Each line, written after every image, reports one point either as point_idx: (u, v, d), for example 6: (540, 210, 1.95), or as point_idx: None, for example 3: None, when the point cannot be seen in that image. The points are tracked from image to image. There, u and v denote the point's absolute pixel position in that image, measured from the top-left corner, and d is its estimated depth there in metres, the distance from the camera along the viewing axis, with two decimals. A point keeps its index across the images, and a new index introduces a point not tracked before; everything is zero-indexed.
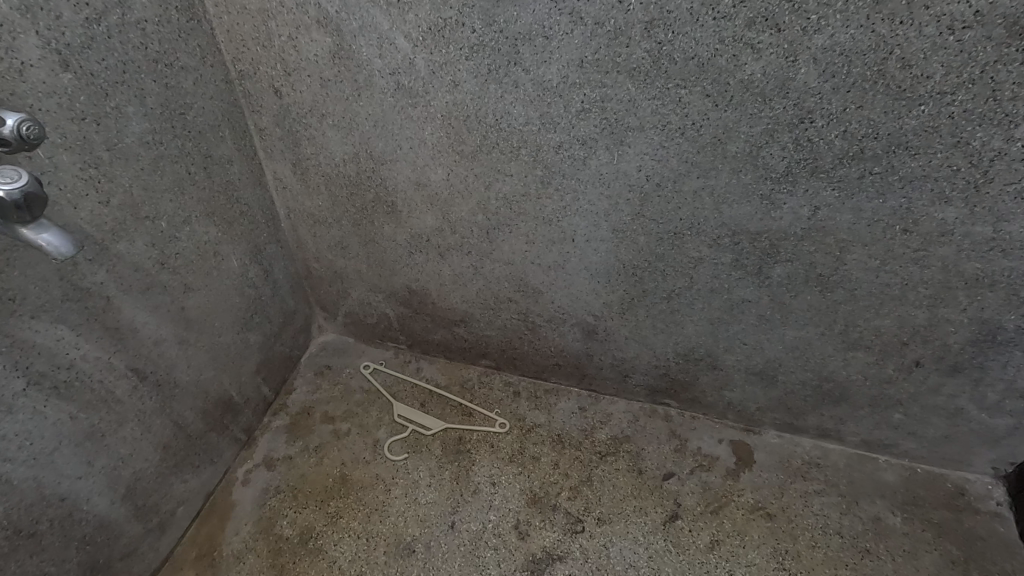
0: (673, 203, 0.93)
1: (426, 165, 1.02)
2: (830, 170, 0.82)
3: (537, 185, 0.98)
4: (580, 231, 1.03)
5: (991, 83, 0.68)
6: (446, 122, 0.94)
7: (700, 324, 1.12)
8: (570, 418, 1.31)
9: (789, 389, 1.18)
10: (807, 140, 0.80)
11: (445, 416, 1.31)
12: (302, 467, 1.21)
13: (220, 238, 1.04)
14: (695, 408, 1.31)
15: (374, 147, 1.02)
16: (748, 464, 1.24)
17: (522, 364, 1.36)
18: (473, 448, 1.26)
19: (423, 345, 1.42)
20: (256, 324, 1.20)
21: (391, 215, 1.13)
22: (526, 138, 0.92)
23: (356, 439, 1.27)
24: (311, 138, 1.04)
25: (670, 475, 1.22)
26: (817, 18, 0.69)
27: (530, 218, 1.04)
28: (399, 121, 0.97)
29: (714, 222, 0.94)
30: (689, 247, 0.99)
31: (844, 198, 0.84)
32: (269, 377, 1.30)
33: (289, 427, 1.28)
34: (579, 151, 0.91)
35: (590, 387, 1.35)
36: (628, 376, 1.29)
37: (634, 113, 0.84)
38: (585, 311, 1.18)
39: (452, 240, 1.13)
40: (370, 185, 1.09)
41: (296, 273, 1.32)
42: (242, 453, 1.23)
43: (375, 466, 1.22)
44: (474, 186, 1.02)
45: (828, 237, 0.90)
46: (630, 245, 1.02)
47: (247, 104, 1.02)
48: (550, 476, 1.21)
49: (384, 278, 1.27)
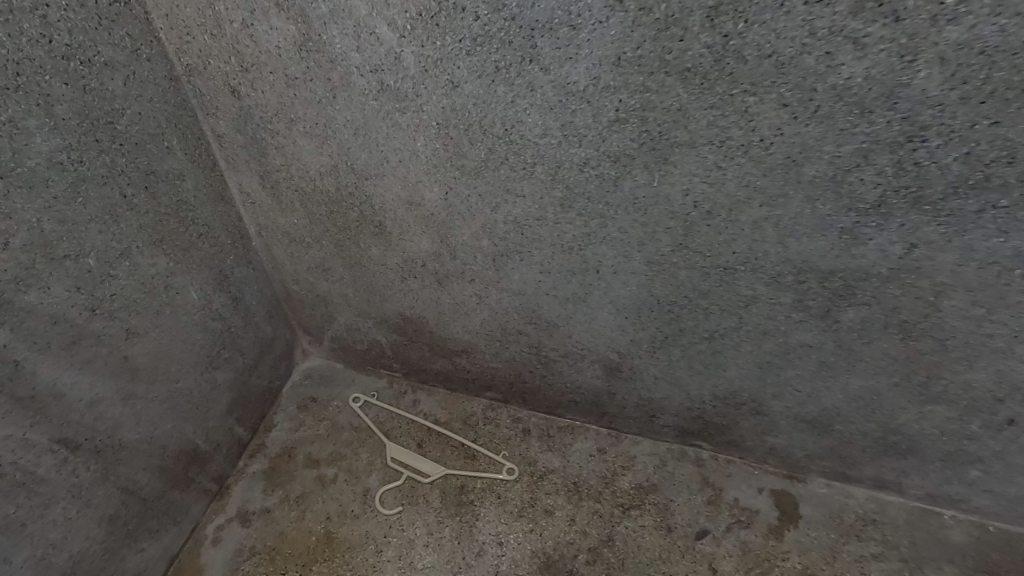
0: (725, 234, 0.75)
1: (419, 182, 0.83)
2: (938, 201, 0.63)
3: (555, 208, 0.80)
4: (605, 263, 0.85)
5: None
6: (442, 132, 0.75)
7: (745, 368, 0.94)
8: (588, 463, 1.15)
9: (844, 438, 1.01)
10: (913, 163, 0.61)
11: (446, 459, 1.15)
12: (280, 523, 1.06)
13: (173, 270, 0.86)
14: (731, 451, 1.14)
15: (355, 159, 0.83)
16: (794, 519, 1.08)
17: (533, 398, 1.19)
18: (477, 500, 1.10)
19: (421, 374, 1.25)
20: (225, 360, 1.04)
21: (379, 237, 0.95)
22: (543, 153, 0.73)
23: (343, 488, 1.11)
24: (278, 147, 0.86)
25: (703, 533, 1.06)
26: (954, 2, 0.49)
27: (545, 246, 0.86)
28: (383, 129, 0.78)
29: (776, 257, 0.75)
30: (741, 285, 0.81)
31: (952, 234, 0.66)
32: (244, 416, 1.14)
33: (268, 473, 1.13)
34: (609, 170, 0.72)
35: (610, 424, 1.18)
36: (654, 415, 1.12)
37: (684, 125, 0.65)
38: (607, 348, 1.00)
39: (451, 266, 0.95)
40: (352, 202, 0.90)
41: (273, 296, 1.15)
42: (213, 507, 1.07)
43: (364, 522, 1.07)
44: (478, 207, 0.84)
45: (922, 279, 0.71)
46: (666, 280, 0.84)
47: (200, 105, 0.84)
48: (565, 534, 1.05)
49: (373, 303, 1.10)
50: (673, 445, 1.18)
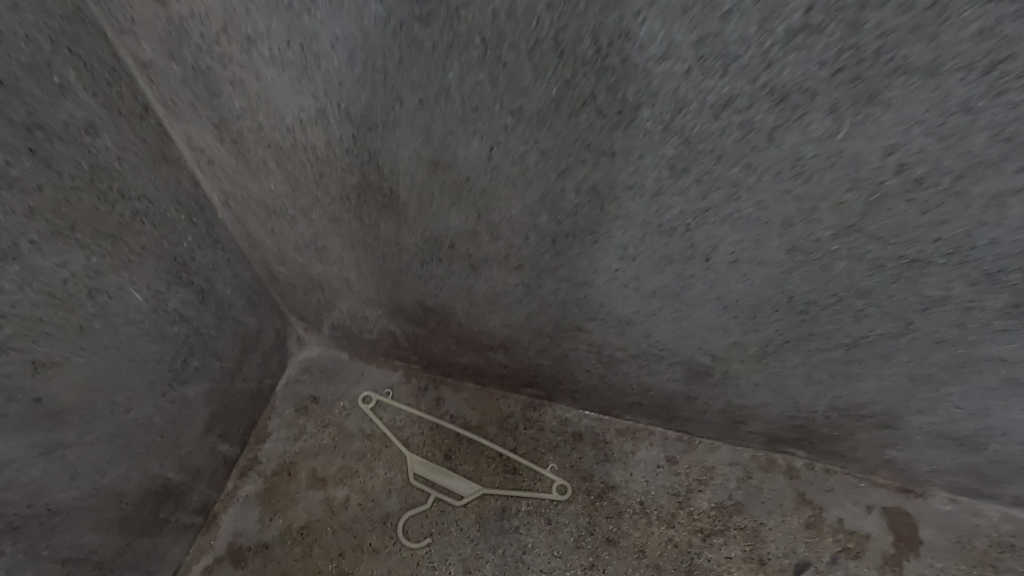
0: (934, 213, 0.48)
1: (449, 133, 0.56)
2: None
3: (660, 173, 0.53)
4: (716, 249, 0.59)
5: None
6: (491, 55, 0.47)
7: (888, 379, 0.70)
8: (654, 476, 0.94)
9: (998, 458, 0.78)
10: None
11: (479, 474, 0.94)
12: (282, 559, 0.87)
13: (101, 266, 0.60)
14: (832, 461, 0.92)
15: (350, 98, 0.55)
16: (914, 547, 0.87)
17: (586, 398, 0.96)
18: (522, 527, 0.90)
19: (444, 368, 1.01)
20: (198, 370, 0.80)
21: (390, 208, 0.68)
22: (657, 89, 0.45)
23: (356, 514, 0.91)
24: (234, 82, 0.58)
25: (804, 566, 0.86)
26: None
27: (633, 222, 0.59)
28: (395, 53, 0.50)
29: (1008, 247, 0.49)
30: (928, 282, 0.55)
31: None
32: (229, 429, 0.91)
33: (265, 496, 0.92)
34: (765, 115, 0.45)
35: (680, 428, 0.96)
36: (740, 421, 0.90)
37: (929, 38, 0.37)
38: (696, 350, 0.76)
39: (491, 248, 0.69)
40: (350, 161, 0.63)
41: (251, 279, 0.89)
42: (199, 543, 0.88)
43: (384, 557, 0.87)
44: (539, 170, 0.57)
45: None
46: (808, 273, 0.58)
47: (110, 17, 0.55)
48: (633, 570, 0.86)
49: (383, 288, 0.85)
50: (758, 451, 0.95)
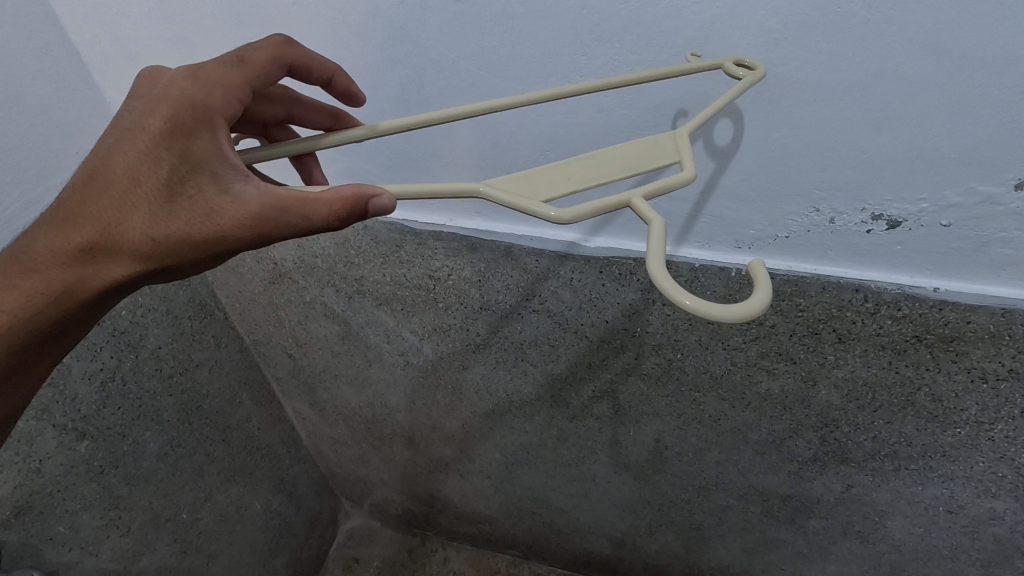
0: (693, 338, 0.71)
1: (378, 307, 0.87)
2: (871, 379, 0.67)
3: (482, 293, 0.78)
4: (851, 393, 0.69)
5: (951, 405, 0.64)
6: (401, 259, 0.79)
7: (770, 556, 1.04)
8: (587, 516, 1.15)
9: (820, 532, 0.93)
10: (831, 340, 0.65)
11: (654, 143, 0.48)
12: (135, 235, 0.46)
13: (191, 352, 0.93)
14: (711, 562, 1.13)
15: (854, 181, 0.53)
16: None
17: (535, 514, 1.21)
18: (383, 553, 1.43)
19: (413, 482, 1.27)
20: (34, 469, 0.73)
21: (346, 355, 0.99)
22: (483, 256, 0.74)
23: (188, 66, 0.48)
24: (781, 52, 0.48)
25: None
26: (833, 357, 0.66)
27: (853, 349, 0.65)
28: (1017, 179, 0.47)
29: (744, 354, 0.71)
30: (709, 367, 0.74)
31: (901, 403, 0.67)
32: (233, 438, 1.06)
33: (270, 494, 1.18)
34: (562, 271, 0.72)
35: (560, 535, 1.25)
36: (650, 517, 1.07)
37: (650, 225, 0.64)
38: (575, 454, 1.00)
39: (405, 385, 1.00)
40: (295, 308, 0.94)
41: (231, 289, 0.94)
42: (217, 551, 1.06)
43: (299, 222, 0.44)
44: (423, 308, 0.84)
45: (886, 403, 0.68)
46: (865, 438, 0.74)
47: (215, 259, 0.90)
48: None
49: (347, 418, 1.15)
50: (646, 561, 1.21)
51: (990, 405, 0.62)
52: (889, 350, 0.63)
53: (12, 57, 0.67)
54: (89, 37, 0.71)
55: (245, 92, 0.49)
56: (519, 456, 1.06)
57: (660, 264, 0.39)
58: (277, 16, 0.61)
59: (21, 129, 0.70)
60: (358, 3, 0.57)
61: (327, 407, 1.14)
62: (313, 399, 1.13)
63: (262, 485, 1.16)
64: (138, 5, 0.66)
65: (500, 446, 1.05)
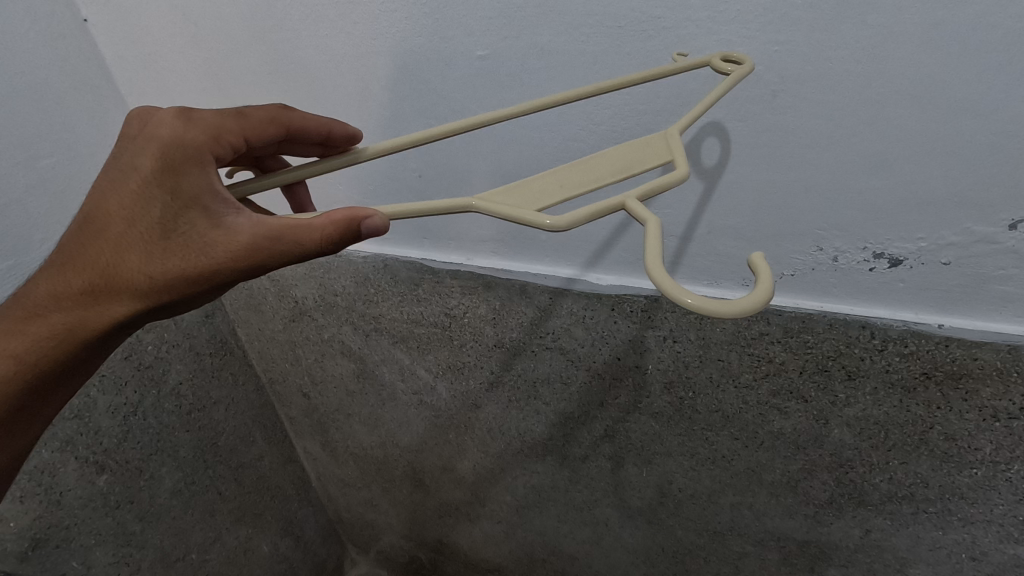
0: (706, 374, 0.73)
1: (394, 343, 0.89)
2: (882, 418, 0.67)
3: (497, 328, 0.80)
4: (864, 432, 0.69)
5: (966, 445, 0.63)
6: (418, 295, 0.82)
7: None
8: (600, 564, 1.12)
9: None
10: (840, 376, 0.66)
11: (647, 146, 0.48)
12: (134, 275, 0.46)
13: (208, 388, 0.95)
14: None
15: (853, 221, 0.56)
16: None
17: (546, 561, 1.18)
18: None
19: (422, 526, 1.25)
20: (54, 501, 0.74)
21: (361, 392, 1.00)
22: (500, 292, 0.77)
23: (177, 107, 0.48)
24: (779, 102, 0.52)
25: None
26: (845, 395, 0.67)
27: (863, 387, 0.65)
28: (1010, 219, 0.50)
29: (755, 391, 0.72)
30: (722, 404, 0.75)
31: (916, 443, 0.67)
32: (245, 478, 1.06)
33: (278, 537, 1.17)
34: (578, 307, 0.74)
35: None
36: (664, 565, 1.05)
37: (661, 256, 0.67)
38: (587, 497, 0.99)
39: (418, 422, 1.01)
40: (313, 345, 0.96)
41: (251, 327, 0.97)
42: None
43: (291, 250, 0.45)
44: (439, 345, 0.86)
45: (900, 442, 0.68)
46: (881, 479, 0.72)
47: (238, 295, 0.93)
48: None
49: (359, 457, 1.14)
50: None
51: (1006, 446, 0.61)
52: (900, 388, 0.63)
53: (66, 107, 0.73)
54: (138, 90, 0.77)
55: (235, 136, 0.50)
56: (531, 498, 1.05)
57: (658, 263, 0.38)
58: (313, 72, 0.67)
59: (70, 173, 0.75)
60: (388, 60, 0.62)
61: (338, 447, 1.14)
62: (325, 439, 1.13)
63: (271, 528, 1.15)
64: (185, 61, 0.72)
65: (512, 488, 1.04)
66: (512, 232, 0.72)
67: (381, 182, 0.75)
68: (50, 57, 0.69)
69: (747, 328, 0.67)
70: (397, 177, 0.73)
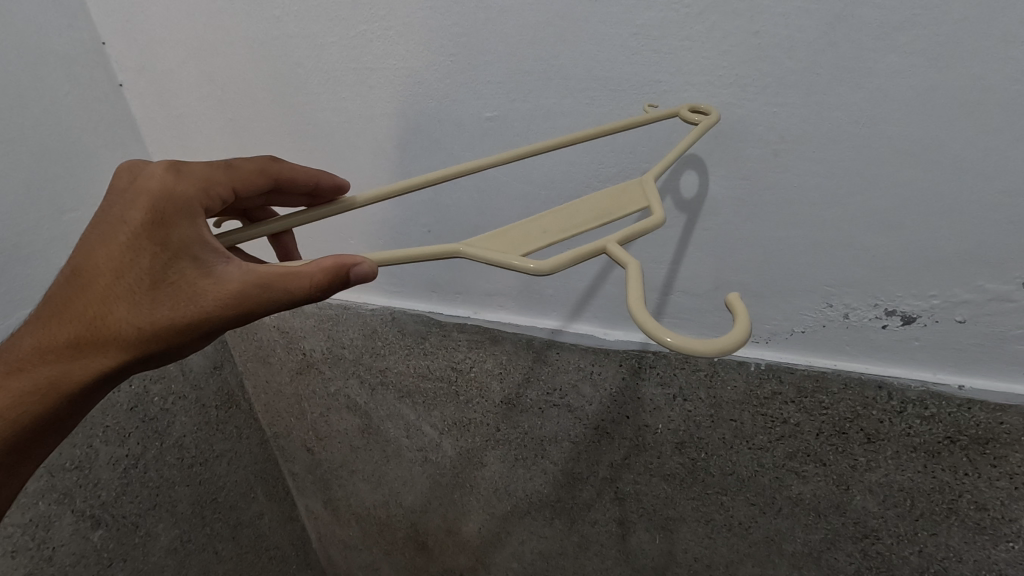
0: (717, 432, 0.70)
1: (400, 396, 0.88)
2: (907, 484, 0.63)
3: (503, 381, 0.79)
4: (889, 500, 0.65)
5: (1000, 514, 0.59)
6: (424, 348, 0.82)
7: None
8: None
9: None
10: (856, 438, 0.63)
11: (624, 193, 0.49)
12: (121, 325, 0.46)
13: (211, 440, 0.94)
14: None
15: (863, 278, 0.56)
16: None
17: None
18: None
19: None
20: (46, 557, 0.72)
21: (365, 448, 0.98)
22: (506, 345, 0.76)
23: (167, 160, 0.49)
24: (780, 161, 0.53)
25: None
26: (865, 459, 0.64)
27: (884, 450, 0.63)
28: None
29: (769, 452, 0.69)
30: (735, 465, 0.72)
31: (945, 512, 0.62)
32: (243, 536, 1.03)
33: None
34: (585, 361, 0.73)
35: None
36: None
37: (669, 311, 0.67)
38: (595, 564, 0.94)
39: (421, 479, 0.98)
40: (318, 398, 0.95)
41: (259, 379, 0.97)
42: None
43: (278, 297, 0.46)
44: (444, 398, 0.85)
45: (928, 511, 0.63)
46: (911, 553, 0.67)
47: (244, 346, 0.94)
48: None
49: (361, 516, 1.11)
50: None
51: None
52: (924, 452, 0.60)
53: (97, 166, 0.77)
54: (165, 149, 0.81)
55: (224, 187, 0.51)
56: (538, 565, 1.00)
57: (640, 305, 0.37)
58: (329, 130, 0.70)
59: None
60: (401, 121, 0.65)
61: (340, 506, 1.11)
62: (327, 497, 1.10)
63: None
64: (210, 122, 0.76)
65: (518, 553, 1.00)
66: (518, 286, 0.72)
67: (393, 236, 0.76)
68: (86, 120, 0.74)
69: (761, 386, 0.65)
70: (409, 231, 0.75)
